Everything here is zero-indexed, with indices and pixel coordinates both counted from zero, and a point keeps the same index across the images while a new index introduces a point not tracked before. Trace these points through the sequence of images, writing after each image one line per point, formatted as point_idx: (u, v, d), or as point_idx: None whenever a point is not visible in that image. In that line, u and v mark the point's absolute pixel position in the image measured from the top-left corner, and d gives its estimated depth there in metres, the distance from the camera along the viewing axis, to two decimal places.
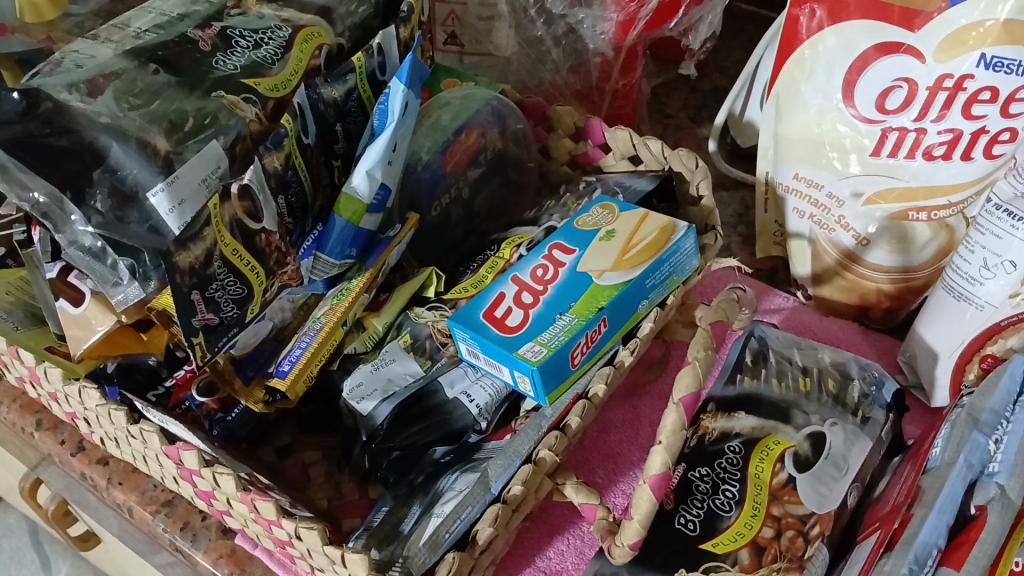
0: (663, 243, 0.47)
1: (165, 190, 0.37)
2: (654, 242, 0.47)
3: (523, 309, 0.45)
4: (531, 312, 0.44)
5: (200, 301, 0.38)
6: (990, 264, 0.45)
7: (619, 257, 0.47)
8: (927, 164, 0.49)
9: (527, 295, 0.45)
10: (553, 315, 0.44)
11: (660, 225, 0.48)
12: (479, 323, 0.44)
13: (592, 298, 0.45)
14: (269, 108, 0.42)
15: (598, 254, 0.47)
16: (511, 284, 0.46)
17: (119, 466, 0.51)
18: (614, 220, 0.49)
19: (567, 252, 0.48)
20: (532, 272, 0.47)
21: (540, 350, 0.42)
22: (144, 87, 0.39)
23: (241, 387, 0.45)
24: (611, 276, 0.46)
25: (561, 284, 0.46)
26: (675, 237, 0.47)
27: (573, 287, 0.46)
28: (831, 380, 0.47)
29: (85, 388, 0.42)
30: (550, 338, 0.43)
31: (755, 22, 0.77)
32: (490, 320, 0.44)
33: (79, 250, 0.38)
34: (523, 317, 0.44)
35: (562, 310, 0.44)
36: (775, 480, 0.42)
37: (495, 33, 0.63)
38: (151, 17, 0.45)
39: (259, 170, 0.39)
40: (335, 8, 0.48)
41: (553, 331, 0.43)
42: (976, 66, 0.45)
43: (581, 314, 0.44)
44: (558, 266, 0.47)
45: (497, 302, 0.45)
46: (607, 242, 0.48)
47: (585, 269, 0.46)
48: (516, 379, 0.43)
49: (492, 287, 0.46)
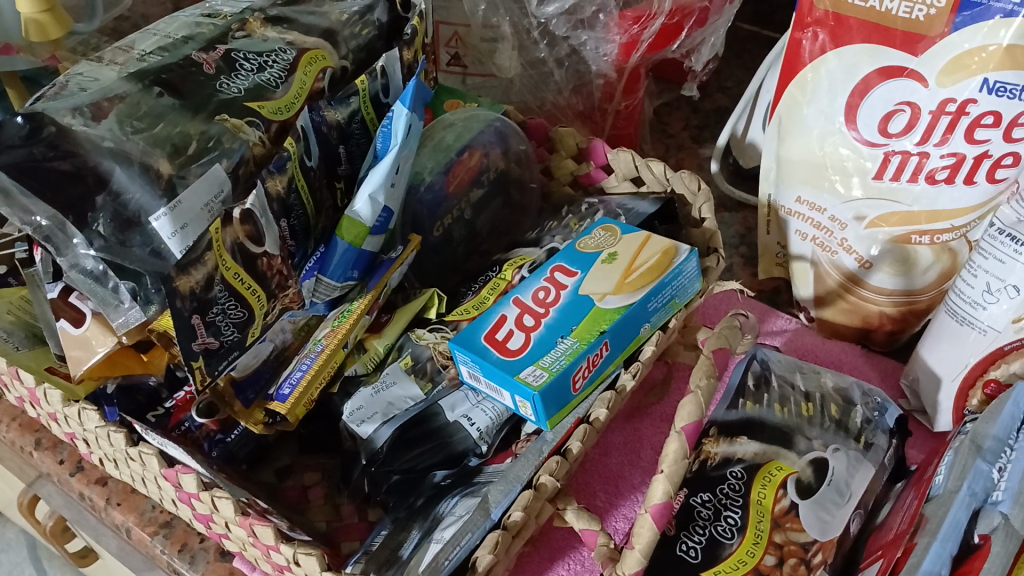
0: (665, 265, 0.47)
1: (169, 214, 0.37)
2: (656, 265, 0.47)
3: (524, 332, 0.45)
4: (532, 335, 0.44)
5: (200, 325, 0.38)
6: (993, 288, 0.45)
7: (621, 280, 0.47)
8: (929, 188, 0.49)
9: (528, 318, 0.45)
10: (554, 338, 0.44)
11: (663, 247, 0.48)
12: (481, 346, 0.44)
13: (594, 321, 0.45)
14: (273, 130, 0.42)
15: (600, 277, 0.47)
16: (513, 306, 0.46)
17: (118, 486, 0.51)
18: (616, 243, 0.49)
19: (569, 275, 0.48)
20: (533, 294, 0.47)
21: (541, 374, 0.42)
22: (147, 111, 0.40)
23: (241, 409, 0.45)
24: (613, 299, 0.46)
25: (563, 307, 0.46)
26: (678, 259, 0.47)
27: (575, 310, 0.46)
28: (834, 405, 0.47)
29: (84, 409, 0.43)
30: (551, 362, 0.42)
31: (758, 43, 0.77)
32: (492, 343, 0.44)
33: (81, 273, 0.38)
34: (525, 340, 0.44)
35: (563, 333, 0.44)
36: (778, 506, 0.41)
37: (498, 54, 0.62)
38: (155, 39, 0.45)
39: (262, 194, 0.39)
40: (339, 30, 0.48)
41: (555, 355, 0.43)
42: (979, 91, 0.45)
43: (582, 337, 0.44)
44: (559, 288, 0.47)
45: (498, 324, 0.45)
46: (609, 264, 0.48)
47: (587, 292, 0.46)
48: (515, 403, 0.43)
49: (493, 309, 0.46)
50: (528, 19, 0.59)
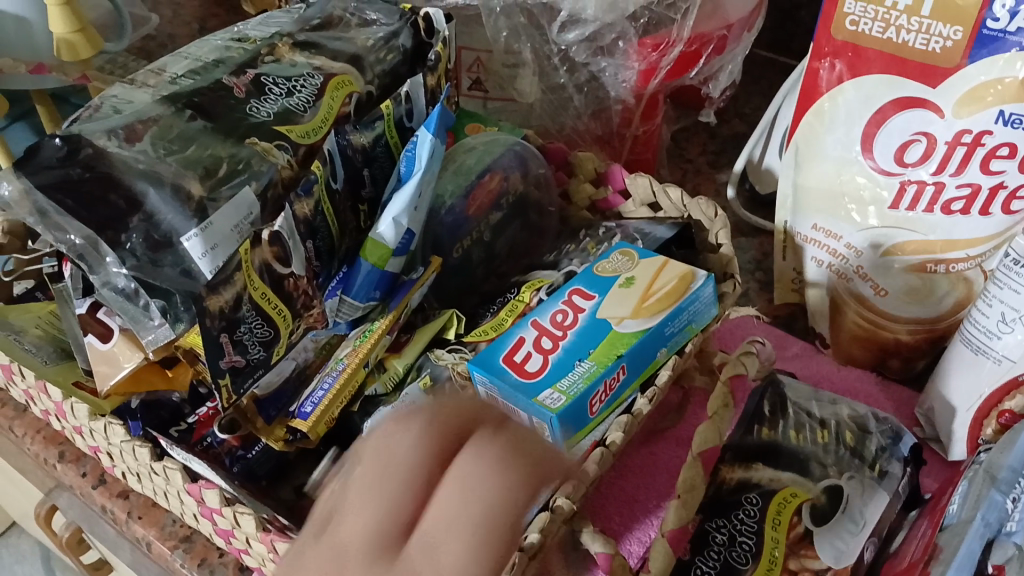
0: (682, 290, 0.48)
1: (199, 234, 0.38)
2: (673, 290, 0.47)
3: (542, 354, 0.45)
4: (550, 357, 0.45)
5: (227, 343, 0.39)
6: (1009, 318, 0.45)
7: (639, 304, 0.47)
8: (945, 218, 0.49)
9: (546, 340, 0.46)
10: (572, 362, 0.45)
11: (680, 272, 0.48)
12: (499, 367, 0.44)
13: (611, 345, 0.45)
14: (300, 153, 0.43)
15: (617, 301, 0.48)
16: (531, 328, 0.47)
17: (139, 500, 0.52)
18: (634, 267, 0.50)
19: (587, 298, 0.48)
20: (552, 317, 0.48)
21: (559, 397, 0.42)
22: (179, 134, 0.41)
23: (262, 426, 0.45)
24: (631, 324, 0.46)
25: (580, 330, 0.46)
26: (695, 284, 0.48)
27: (593, 333, 0.46)
28: (849, 432, 0.47)
29: (110, 424, 0.44)
30: (569, 385, 0.43)
31: (776, 70, 0.77)
32: (510, 364, 0.45)
33: (112, 291, 0.38)
34: (543, 363, 0.45)
35: (581, 356, 0.45)
36: (792, 532, 0.42)
37: (519, 80, 0.63)
38: (187, 63, 0.46)
39: (290, 217, 0.40)
40: (365, 56, 0.49)
41: (572, 378, 0.44)
42: (995, 122, 0.45)
43: (599, 361, 0.44)
44: (577, 311, 0.48)
45: (517, 346, 0.46)
46: (626, 288, 0.48)
47: (605, 316, 0.47)
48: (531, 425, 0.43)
49: (512, 331, 0.47)
50: (549, 46, 0.60)
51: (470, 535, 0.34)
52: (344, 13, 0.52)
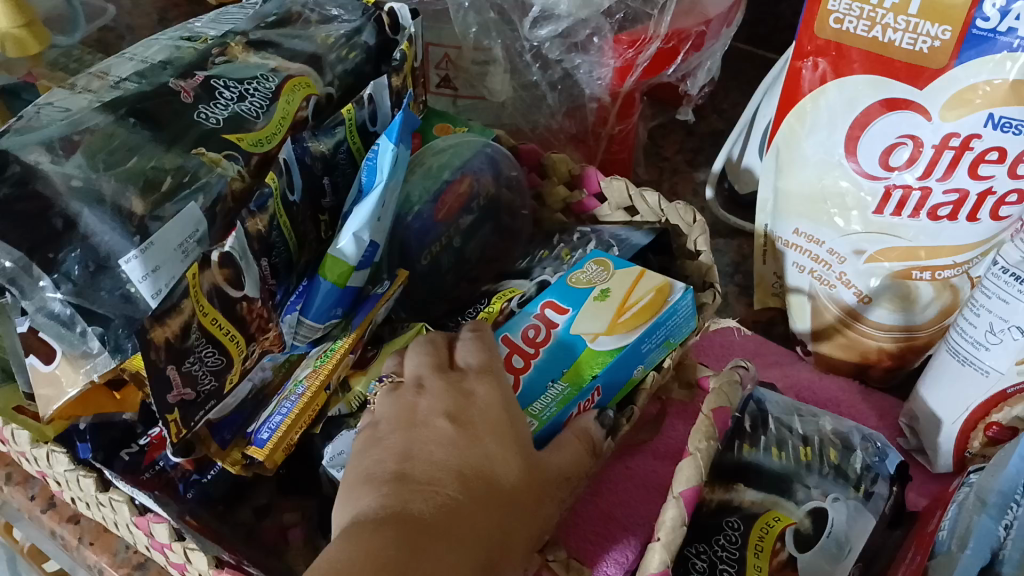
0: (658, 305, 0.45)
1: (139, 257, 0.35)
2: (648, 305, 0.45)
3: (513, 373, 0.44)
4: (521, 378, 0.43)
5: (176, 376, 0.36)
6: (996, 329, 0.43)
7: (613, 319, 0.45)
8: (931, 223, 0.48)
9: (517, 359, 0.44)
10: (544, 383, 0.43)
11: (655, 285, 0.46)
12: None
13: (583, 363, 0.44)
14: (253, 164, 0.41)
15: (590, 315, 0.46)
16: (501, 346, 0.45)
17: (90, 524, 0.49)
18: (609, 277, 0.48)
19: (560, 312, 0.46)
20: (523, 331, 0.46)
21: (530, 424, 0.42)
22: (121, 145, 0.38)
23: (217, 450, 0.42)
24: (604, 339, 0.44)
25: (553, 348, 0.45)
26: (672, 297, 0.45)
27: (566, 351, 0.44)
28: (832, 450, 0.45)
29: (53, 452, 0.42)
30: (541, 410, 0.42)
31: (754, 64, 0.75)
32: None
33: (46, 316, 0.36)
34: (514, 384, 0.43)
35: (553, 376, 0.44)
36: (775, 559, 0.41)
37: (489, 78, 0.60)
38: (132, 65, 0.43)
39: (242, 235, 0.38)
40: (325, 55, 0.46)
41: (545, 401, 0.43)
42: (984, 125, 0.43)
43: (573, 382, 0.43)
44: (549, 326, 0.46)
45: None
46: (601, 302, 0.46)
47: (579, 332, 0.45)
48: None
49: None
50: (521, 42, 0.58)
51: (504, 413, 0.39)
52: (304, 8, 0.49)
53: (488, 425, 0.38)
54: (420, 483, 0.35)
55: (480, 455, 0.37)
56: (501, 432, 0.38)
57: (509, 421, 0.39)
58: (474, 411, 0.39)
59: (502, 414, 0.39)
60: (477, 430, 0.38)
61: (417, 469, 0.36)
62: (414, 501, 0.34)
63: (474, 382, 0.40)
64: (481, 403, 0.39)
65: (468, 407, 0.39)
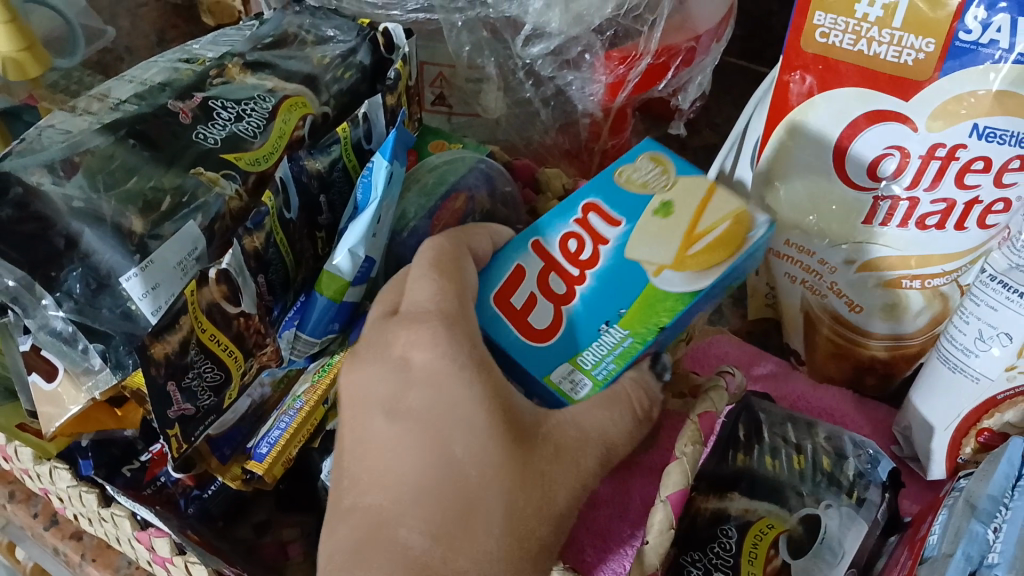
0: (735, 240, 0.42)
1: (139, 275, 0.36)
2: (722, 239, 0.42)
3: (556, 303, 0.42)
4: (565, 309, 0.42)
5: (175, 391, 0.37)
6: (985, 335, 0.44)
7: (682, 251, 0.42)
8: (920, 233, 0.48)
9: (560, 285, 0.43)
10: (595, 327, 0.42)
11: (729, 215, 0.42)
12: (496, 316, 0.42)
13: (643, 309, 0.41)
14: (250, 183, 0.41)
15: (653, 237, 0.43)
16: (537, 259, 0.43)
17: (93, 541, 0.50)
18: (669, 188, 0.44)
19: (612, 224, 0.44)
20: (562, 245, 0.44)
21: (584, 385, 0.40)
22: (120, 165, 0.39)
23: (217, 465, 0.43)
24: (671, 276, 0.42)
25: (603, 273, 0.43)
26: (751, 233, 0.42)
27: (622, 286, 0.42)
28: (825, 458, 0.46)
29: (55, 468, 0.43)
30: (594, 365, 0.41)
31: (746, 78, 0.76)
32: (515, 313, 0.42)
33: (49, 334, 0.37)
34: (557, 316, 0.42)
35: (606, 320, 0.42)
36: (769, 566, 0.41)
37: (483, 95, 0.61)
38: (131, 87, 0.44)
39: (238, 252, 0.38)
40: (320, 75, 0.47)
41: (597, 350, 0.41)
42: (969, 135, 0.44)
43: (631, 332, 0.41)
44: (600, 243, 0.43)
45: (520, 285, 0.43)
46: (662, 220, 0.43)
47: (638, 260, 0.42)
48: (536, 393, 0.41)
49: (515, 259, 0.44)
50: (514, 60, 0.58)
51: (453, 385, 0.36)
52: (299, 29, 0.50)
53: (442, 414, 0.35)
54: (379, 517, 0.34)
55: (434, 458, 0.34)
56: (449, 417, 0.35)
57: (457, 397, 0.35)
58: (415, 400, 0.36)
59: (448, 388, 0.35)
60: (421, 426, 0.35)
61: (379, 495, 0.34)
62: (376, 546, 0.33)
63: (409, 346, 0.37)
64: (419, 380, 0.36)
65: (410, 390, 0.36)
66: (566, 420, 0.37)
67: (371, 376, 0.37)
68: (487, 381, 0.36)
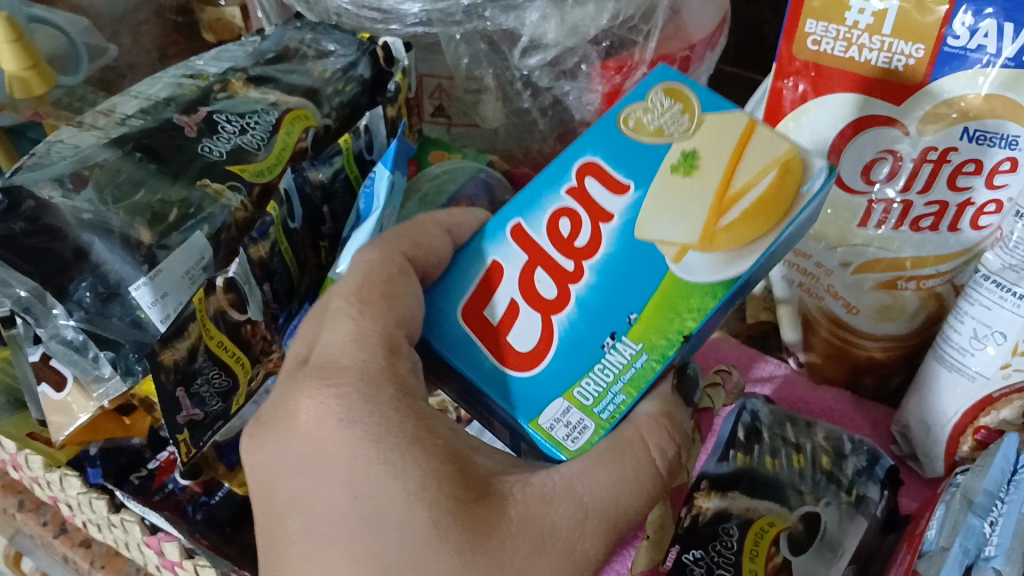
0: (783, 202, 0.37)
1: (148, 283, 0.37)
2: (765, 202, 0.37)
3: (545, 313, 0.37)
4: (558, 321, 0.37)
5: (184, 397, 0.38)
6: (980, 334, 0.45)
7: (716, 224, 0.37)
8: (914, 234, 0.49)
9: (551, 287, 0.38)
10: (598, 345, 0.37)
11: (773, 165, 0.37)
12: (464, 337, 0.37)
13: (658, 315, 0.37)
14: (255, 194, 0.42)
15: (673, 205, 0.38)
16: (520, 255, 0.39)
17: (102, 549, 0.50)
18: (692, 135, 0.39)
19: (619, 194, 0.39)
20: (550, 228, 0.39)
21: (586, 429, 0.36)
22: (127, 178, 0.39)
23: (225, 472, 0.44)
24: (696, 259, 0.37)
25: (605, 265, 0.38)
26: (807, 188, 0.37)
27: (631, 285, 0.37)
28: (825, 457, 0.47)
29: (67, 476, 0.46)
30: (598, 402, 0.36)
31: (742, 86, 0.77)
32: (487, 336, 0.37)
33: (60, 343, 0.37)
34: (548, 328, 0.37)
35: (612, 332, 0.37)
36: (770, 563, 0.42)
37: (482, 106, 0.62)
38: (137, 102, 0.45)
39: (244, 261, 0.39)
40: (322, 89, 0.48)
41: (600, 375, 0.36)
42: (960, 138, 0.45)
43: (645, 348, 0.36)
44: (605, 221, 0.38)
45: (495, 296, 0.38)
46: (689, 181, 0.38)
47: (653, 240, 0.37)
48: (522, 441, 0.37)
49: (491, 257, 0.39)
50: (511, 72, 0.59)
51: (377, 449, 0.33)
52: (300, 44, 0.51)
53: (376, 479, 0.33)
54: None
55: (367, 561, 0.33)
56: (383, 515, 0.33)
57: (389, 468, 0.33)
58: (336, 490, 0.34)
59: (372, 478, 0.33)
60: (351, 523, 0.33)
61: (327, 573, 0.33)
62: None
63: (319, 409, 0.35)
64: (335, 446, 0.34)
65: (335, 457, 0.34)
66: (559, 490, 0.33)
67: (288, 454, 0.35)
68: (421, 462, 0.33)
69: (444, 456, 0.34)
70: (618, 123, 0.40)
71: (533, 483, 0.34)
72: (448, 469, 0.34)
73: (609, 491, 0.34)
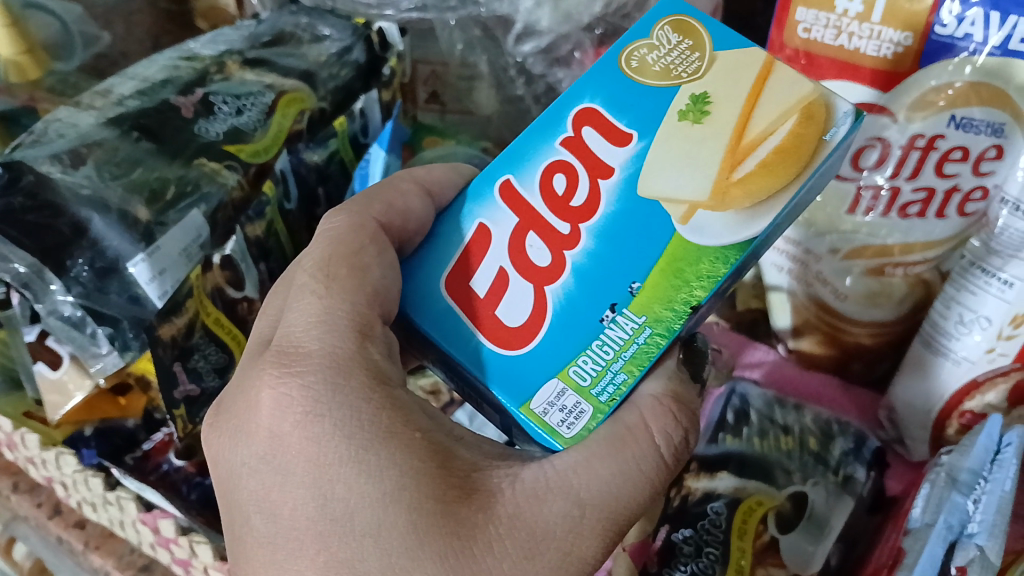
0: (806, 147, 0.34)
1: (146, 260, 0.37)
2: (786, 149, 0.34)
3: (536, 283, 0.36)
4: (552, 291, 0.36)
5: (181, 371, 0.39)
6: (966, 319, 0.45)
7: (726, 179, 0.34)
8: (901, 220, 0.48)
9: (544, 254, 0.36)
10: (598, 318, 0.35)
11: (793, 108, 0.35)
12: (446, 309, 0.36)
13: (663, 284, 0.35)
14: (251, 174, 0.43)
15: (682, 156, 0.35)
16: (509, 216, 0.37)
17: (96, 530, 0.50)
18: (700, 77, 0.37)
19: (619, 143, 0.36)
20: (544, 184, 0.37)
21: (583, 414, 0.34)
22: (125, 157, 0.40)
23: None
24: (708, 218, 0.34)
25: (603, 231, 0.36)
26: (831, 135, 0.34)
27: (634, 252, 0.35)
28: (813, 438, 0.47)
29: (62, 454, 0.45)
30: (597, 385, 0.34)
31: None
32: (474, 307, 0.36)
33: (58, 319, 0.38)
34: (540, 299, 0.35)
35: (613, 304, 0.35)
36: (759, 541, 0.42)
37: (476, 93, 0.62)
38: (133, 83, 0.45)
39: (241, 240, 0.41)
40: (317, 72, 0.48)
41: (598, 351, 0.35)
42: (947, 126, 0.45)
43: (650, 323, 0.34)
44: (603, 177, 0.36)
45: (484, 263, 0.36)
46: (697, 128, 0.36)
47: (655, 196, 0.35)
48: (514, 425, 0.35)
49: (477, 221, 0.37)
50: (504, 58, 0.60)
51: (346, 445, 0.32)
52: (296, 28, 0.51)
53: (344, 476, 0.32)
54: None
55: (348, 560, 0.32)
56: (354, 516, 0.32)
57: (363, 465, 0.32)
58: (302, 489, 0.33)
59: (342, 476, 0.32)
60: (320, 525, 0.32)
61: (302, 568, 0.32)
62: None
63: (284, 399, 0.33)
64: (290, 437, 0.33)
65: (299, 453, 0.33)
66: (553, 484, 0.33)
67: (252, 449, 0.34)
68: (396, 458, 0.32)
69: (422, 451, 0.33)
70: (619, 62, 0.38)
71: (525, 479, 0.33)
72: (426, 466, 0.32)
73: (608, 486, 0.33)
